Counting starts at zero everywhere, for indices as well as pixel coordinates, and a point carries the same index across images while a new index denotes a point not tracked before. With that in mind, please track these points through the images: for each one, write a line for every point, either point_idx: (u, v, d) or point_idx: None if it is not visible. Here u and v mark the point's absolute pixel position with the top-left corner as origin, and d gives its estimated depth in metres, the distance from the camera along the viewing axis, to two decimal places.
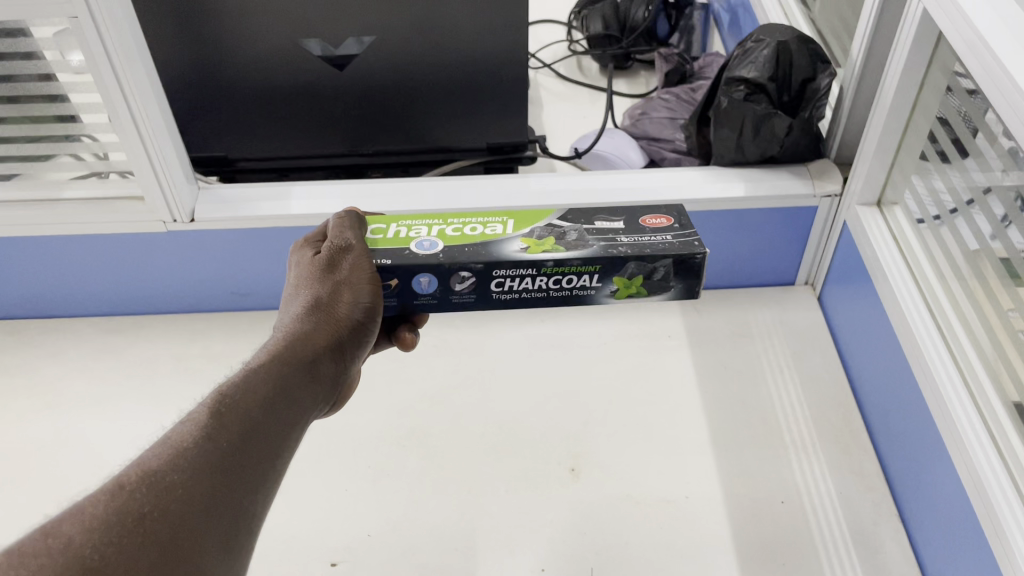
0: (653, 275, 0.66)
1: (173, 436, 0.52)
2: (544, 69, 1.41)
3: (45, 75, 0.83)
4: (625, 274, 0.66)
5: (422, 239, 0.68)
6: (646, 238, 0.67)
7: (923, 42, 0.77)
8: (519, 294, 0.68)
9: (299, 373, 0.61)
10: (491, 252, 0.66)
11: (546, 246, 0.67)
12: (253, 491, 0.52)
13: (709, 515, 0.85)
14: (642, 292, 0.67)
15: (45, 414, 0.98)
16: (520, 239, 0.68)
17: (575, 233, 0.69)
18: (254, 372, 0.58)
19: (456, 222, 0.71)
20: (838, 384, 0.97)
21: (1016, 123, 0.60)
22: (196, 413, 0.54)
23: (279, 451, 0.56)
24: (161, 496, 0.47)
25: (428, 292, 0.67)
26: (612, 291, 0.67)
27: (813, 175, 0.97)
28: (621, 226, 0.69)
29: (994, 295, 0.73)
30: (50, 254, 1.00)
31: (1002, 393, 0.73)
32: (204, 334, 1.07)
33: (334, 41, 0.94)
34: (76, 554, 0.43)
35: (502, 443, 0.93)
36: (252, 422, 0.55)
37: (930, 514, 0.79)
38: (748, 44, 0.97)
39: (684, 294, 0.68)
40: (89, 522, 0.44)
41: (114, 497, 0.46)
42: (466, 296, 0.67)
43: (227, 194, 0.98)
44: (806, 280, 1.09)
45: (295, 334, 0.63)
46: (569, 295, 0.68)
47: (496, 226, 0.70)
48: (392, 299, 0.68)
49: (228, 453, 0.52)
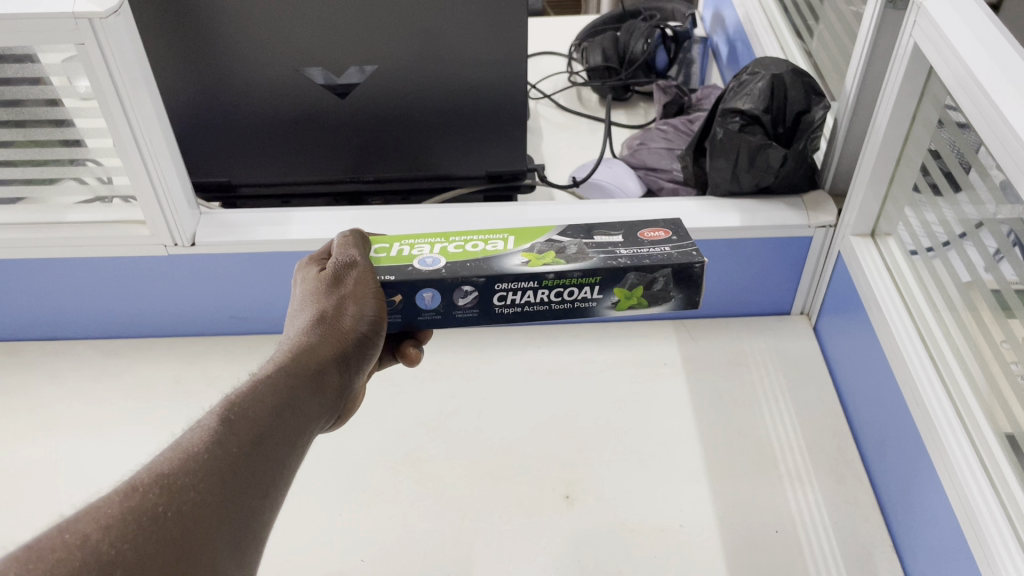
0: (653, 285, 0.67)
1: (184, 442, 0.52)
2: (544, 100, 1.43)
3: (51, 100, 0.85)
4: (626, 285, 0.67)
5: (425, 256, 0.69)
6: (645, 250, 0.69)
7: (914, 76, 0.79)
8: (521, 308, 0.69)
9: (308, 384, 0.61)
10: (493, 265, 0.67)
11: (547, 259, 0.68)
12: (263, 497, 0.53)
13: (705, 542, 0.85)
14: (643, 302, 0.69)
15: (42, 435, 0.98)
16: (521, 254, 0.69)
17: (576, 246, 0.70)
18: (264, 380, 0.59)
19: (458, 240, 0.72)
20: (832, 412, 0.97)
21: (1016, 173, 0.60)
22: (205, 421, 0.54)
23: (287, 459, 0.56)
24: (174, 497, 0.48)
25: (432, 307, 0.68)
26: (613, 303, 0.69)
27: (808, 205, 0.98)
28: (620, 238, 0.71)
29: (987, 327, 0.74)
30: (50, 278, 1.01)
31: (993, 423, 0.73)
32: (203, 357, 1.07)
33: (336, 70, 0.96)
34: (95, 549, 0.43)
35: (498, 468, 0.93)
36: (261, 432, 0.55)
37: (925, 542, 0.79)
38: (743, 77, 0.99)
39: (684, 304, 0.70)
40: (104, 520, 0.45)
41: (129, 496, 0.47)
42: (469, 311, 0.69)
43: (229, 219, 0.99)
44: (801, 309, 1.09)
45: (304, 345, 0.63)
46: (570, 307, 0.69)
47: (498, 242, 0.71)
48: (396, 316, 0.69)
49: (238, 459, 0.53)
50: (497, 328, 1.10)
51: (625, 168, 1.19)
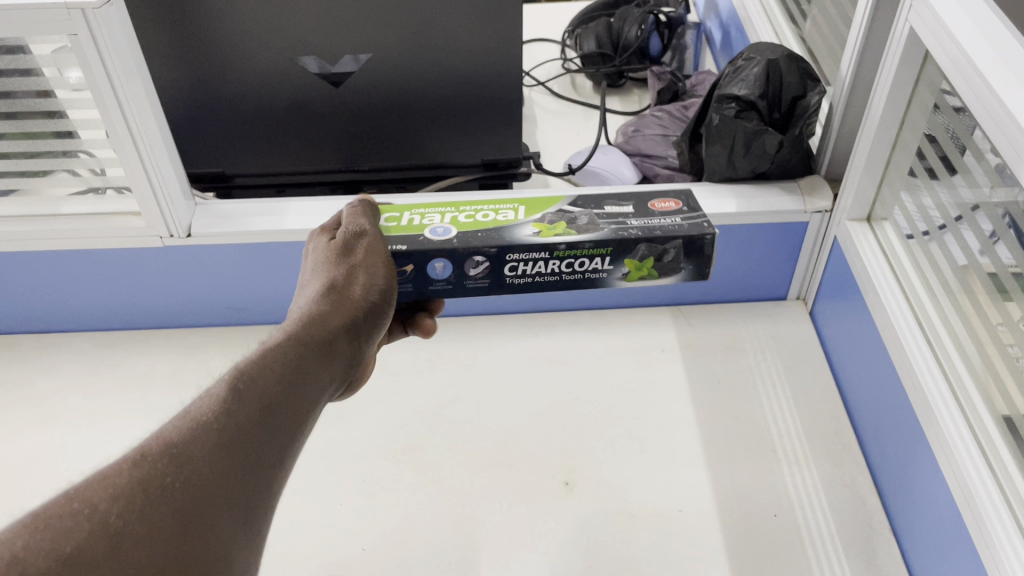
0: (664, 256, 0.68)
1: (193, 411, 0.51)
2: (538, 87, 1.43)
3: (43, 91, 0.84)
4: (637, 256, 0.68)
5: (436, 227, 0.70)
6: (656, 220, 0.69)
7: (910, 60, 0.79)
8: (532, 279, 0.70)
9: (318, 352, 0.60)
10: (504, 236, 0.68)
11: (558, 230, 0.68)
12: (278, 466, 0.52)
13: (703, 524, 0.86)
14: (653, 274, 0.69)
15: (40, 428, 0.98)
16: (532, 224, 0.70)
17: (587, 217, 0.71)
18: (274, 348, 0.57)
19: (468, 210, 0.73)
20: (828, 396, 0.98)
21: (1012, 157, 0.60)
22: (215, 389, 0.53)
23: (301, 426, 0.55)
24: (183, 464, 0.46)
25: (443, 277, 0.69)
26: (624, 273, 0.70)
27: (804, 190, 0.98)
28: (630, 210, 0.71)
29: (983, 309, 0.74)
30: (45, 271, 1.00)
31: (992, 406, 0.73)
32: (201, 348, 1.07)
33: (330, 58, 0.95)
34: (103, 519, 0.42)
35: (497, 456, 0.94)
36: (273, 399, 0.54)
37: (921, 525, 0.79)
38: (739, 62, 0.99)
39: (695, 276, 0.70)
40: (111, 490, 0.44)
41: (137, 464, 0.46)
42: (480, 282, 0.69)
43: (225, 210, 0.99)
44: (797, 295, 1.10)
45: (317, 310, 0.62)
46: (580, 278, 0.70)
47: (508, 213, 0.72)
48: (408, 286, 0.70)
49: (251, 427, 0.51)
50: (495, 317, 1.10)
51: (620, 155, 1.19)
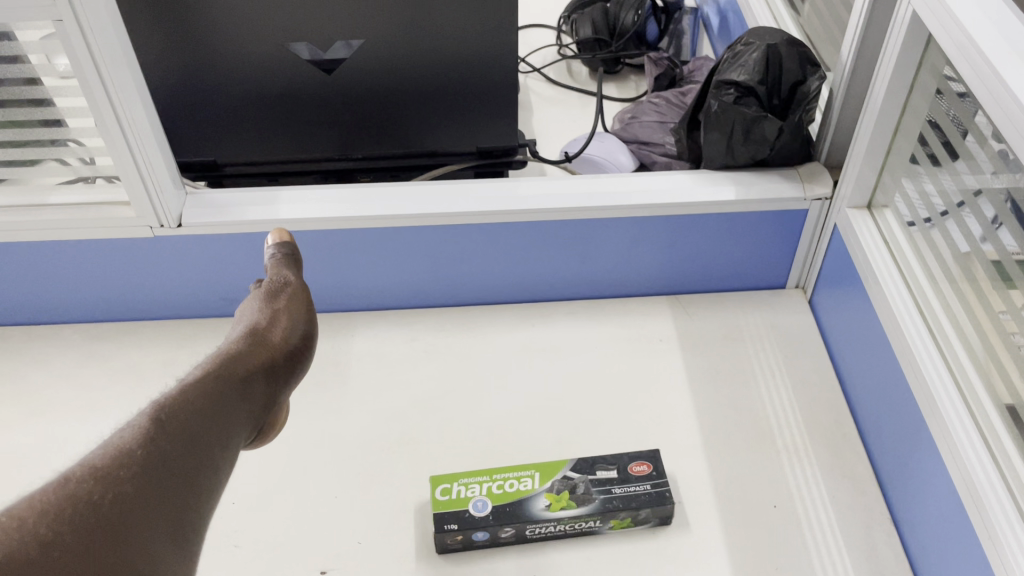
0: (639, 515, 0.82)
1: (116, 441, 0.57)
2: (533, 74, 1.41)
3: (30, 79, 0.83)
4: (620, 517, 0.82)
5: (477, 501, 0.82)
6: (632, 487, 0.83)
7: (912, 44, 0.77)
8: (544, 535, 0.83)
9: (228, 392, 0.68)
10: (521, 512, 0.81)
11: (564, 501, 0.82)
12: (197, 493, 0.57)
13: (703, 516, 0.85)
14: (632, 523, 0.83)
15: (30, 422, 0.97)
16: (544, 494, 0.83)
17: (583, 485, 0.84)
18: (192, 386, 0.65)
19: (500, 478, 0.85)
20: (828, 385, 0.97)
21: (1016, 142, 0.59)
22: (138, 420, 0.59)
23: (218, 456, 0.61)
24: (108, 487, 0.53)
25: (483, 538, 0.82)
26: (610, 526, 0.83)
27: (804, 177, 0.97)
28: (614, 475, 0.85)
29: (986, 297, 0.73)
30: (33, 262, 0.99)
31: (994, 395, 0.72)
32: (193, 340, 1.06)
33: (322, 44, 0.93)
34: (31, 530, 0.48)
35: (493, 447, 0.92)
36: (192, 431, 0.60)
37: (922, 516, 0.79)
38: (738, 48, 0.97)
39: (660, 522, 0.83)
40: (41, 507, 0.50)
41: (64, 486, 0.52)
42: (509, 539, 0.82)
43: (216, 199, 0.97)
44: (796, 283, 1.09)
45: (237, 350, 0.75)
46: (580, 531, 0.83)
47: (527, 479, 0.84)
48: (456, 545, 0.82)
49: (171, 456, 0.57)
50: (491, 307, 1.09)
51: (616, 142, 1.18)
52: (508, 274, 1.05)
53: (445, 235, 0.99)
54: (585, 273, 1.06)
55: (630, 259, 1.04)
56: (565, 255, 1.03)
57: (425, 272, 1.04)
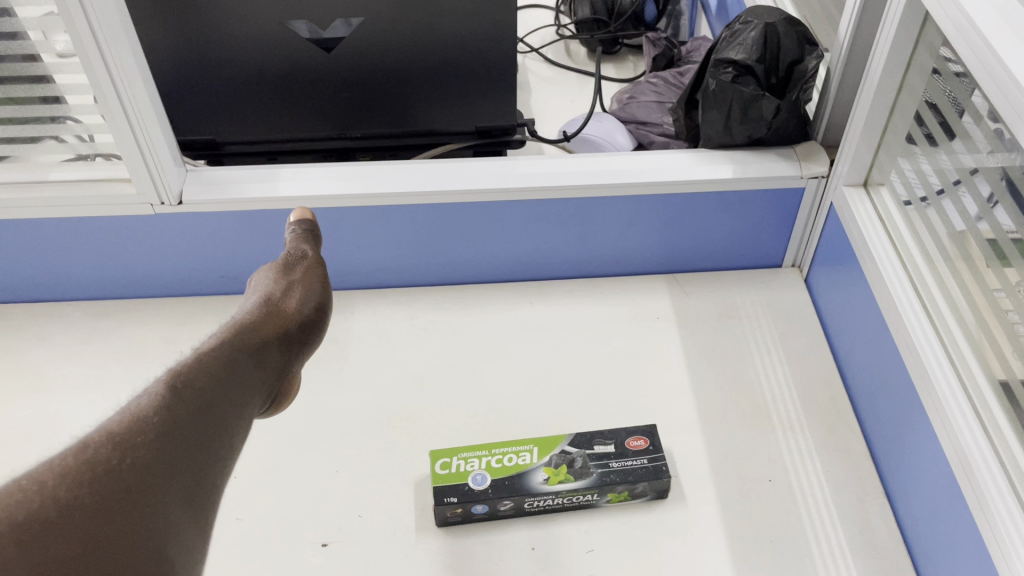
0: (635, 488, 0.83)
1: (133, 408, 0.58)
2: (532, 54, 1.41)
3: (30, 56, 0.83)
4: (617, 491, 0.83)
5: (477, 473, 0.84)
6: (629, 462, 0.85)
7: (909, 23, 0.77)
8: (543, 508, 0.84)
9: (238, 360, 0.69)
10: (519, 486, 0.82)
11: (562, 475, 0.83)
12: (210, 460, 0.58)
13: (699, 491, 0.86)
14: (628, 497, 0.84)
15: (33, 397, 0.97)
16: (542, 468, 0.84)
17: (581, 459, 0.85)
18: (207, 355, 0.66)
19: (499, 452, 0.86)
20: (823, 362, 0.98)
21: (1015, 120, 0.59)
22: (153, 388, 0.60)
23: (231, 425, 0.62)
24: (125, 451, 0.53)
25: (482, 511, 0.83)
26: (608, 499, 0.84)
27: (801, 156, 0.98)
28: (611, 450, 0.86)
29: (981, 274, 0.74)
30: (36, 239, 0.99)
31: (989, 371, 0.73)
32: (194, 317, 1.06)
33: (322, 23, 0.94)
34: (49, 492, 0.49)
35: (493, 423, 0.93)
36: (206, 400, 0.61)
37: (916, 490, 0.80)
38: (735, 26, 0.96)
39: (657, 496, 0.85)
40: (59, 470, 0.51)
41: (83, 450, 0.52)
42: (508, 512, 0.83)
43: (216, 177, 0.97)
44: (793, 262, 1.10)
45: (249, 319, 0.76)
46: (577, 505, 0.84)
47: (525, 454, 0.86)
48: (455, 518, 0.83)
49: (184, 424, 0.58)
50: (491, 285, 1.09)
51: (615, 122, 1.18)
52: (507, 252, 1.06)
53: (444, 213, 0.99)
54: (583, 251, 1.06)
55: (628, 237, 1.04)
56: (564, 233, 1.03)
57: (425, 250, 1.04)
